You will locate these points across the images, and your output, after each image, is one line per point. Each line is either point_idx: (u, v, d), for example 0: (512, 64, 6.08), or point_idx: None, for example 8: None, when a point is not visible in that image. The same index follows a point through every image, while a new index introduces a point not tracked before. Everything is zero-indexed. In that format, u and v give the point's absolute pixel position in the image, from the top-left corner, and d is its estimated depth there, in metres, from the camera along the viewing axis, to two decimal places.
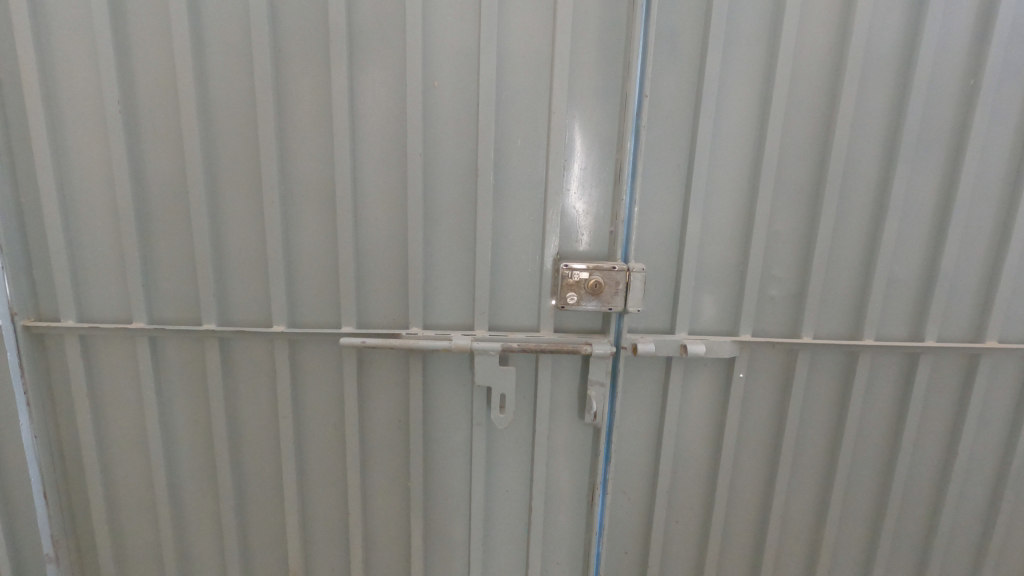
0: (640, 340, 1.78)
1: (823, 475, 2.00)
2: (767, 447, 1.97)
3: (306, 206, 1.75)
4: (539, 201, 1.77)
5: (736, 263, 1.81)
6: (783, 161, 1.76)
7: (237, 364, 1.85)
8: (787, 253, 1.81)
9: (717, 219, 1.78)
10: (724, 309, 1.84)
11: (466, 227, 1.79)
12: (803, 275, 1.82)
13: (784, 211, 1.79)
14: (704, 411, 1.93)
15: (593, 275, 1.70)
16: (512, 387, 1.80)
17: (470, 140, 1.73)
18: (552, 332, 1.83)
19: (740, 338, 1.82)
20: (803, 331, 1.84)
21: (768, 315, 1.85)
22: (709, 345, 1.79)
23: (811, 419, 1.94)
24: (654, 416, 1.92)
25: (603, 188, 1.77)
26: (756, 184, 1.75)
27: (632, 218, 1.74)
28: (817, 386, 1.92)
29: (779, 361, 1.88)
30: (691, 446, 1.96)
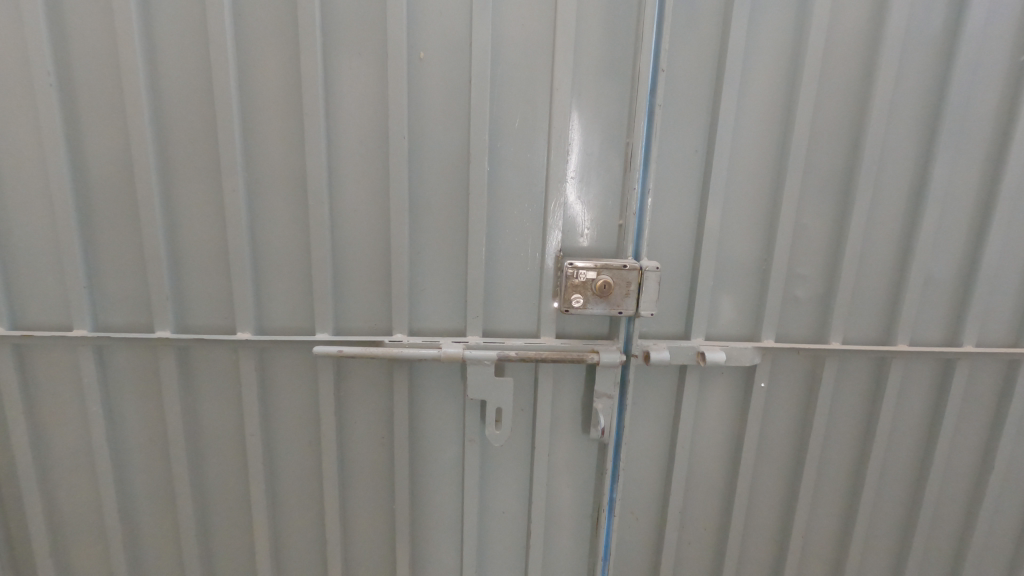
0: (652, 347, 1.59)
1: (848, 492, 1.83)
2: (788, 462, 1.79)
3: (275, 198, 1.54)
4: (539, 192, 1.57)
5: (758, 261, 1.63)
6: (813, 147, 1.57)
7: (198, 375, 1.64)
8: (815, 249, 1.63)
9: (738, 211, 1.60)
10: (744, 312, 1.66)
11: (457, 220, 1.58)
12: (831, 274, 1.65)
13: (812, 203, 1.60)
14: (721, 424, 1.75)
15: (601, 274, 1.50)
16: (509, 400, 1.60)
17: (462, 122, 1.53)
18: (554, 338, 1.63)
19: (762, 344, 1.64)
20: (831, 335, 1.66)
21: (792, 317, 1.68)
22: (729, 352, 1.61)
23: (837, 432, 1.77)
24: (666, 429, 1.74)
25: (611, 176, 1.58)
26: (782, 173, 1.57)
27: (644, 211, 1.54)
28: (844, 395, 1.74)
29: (803, 368, 1.71)
30: (705, 461, 1.77)
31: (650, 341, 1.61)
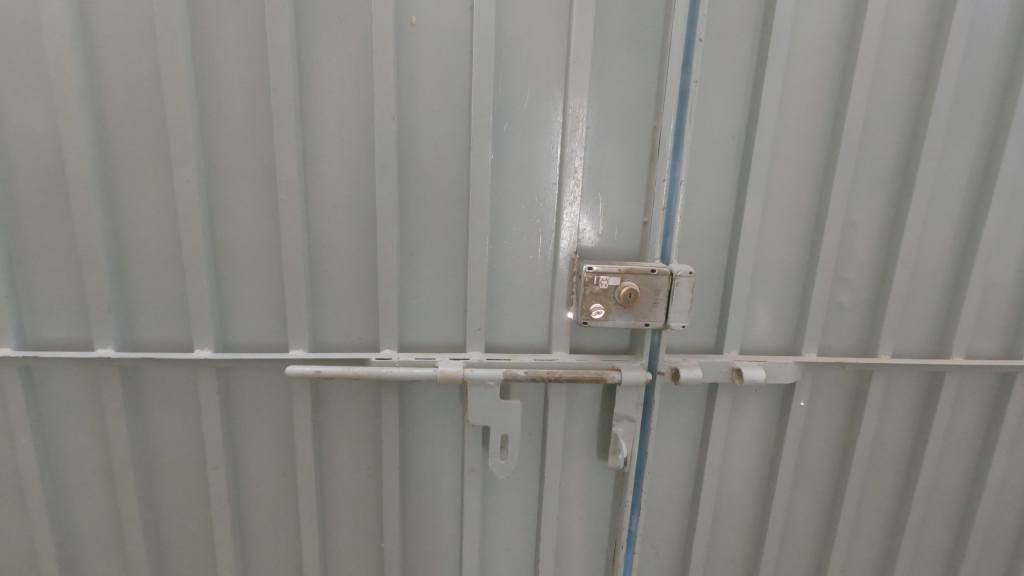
0: (682, 364, 1.38)
1: (890, 520, 1.64)
2: (826, 488, 1.60)
3: (239, 189, 1.29)
4: (551, 183, 1.35)
5: (800, 264, 1.43)
6: (866, 133, 1.37)
7: (150, 398, 1.39)
8: (863, 250, 1.43)
9: (778, 207, 1.39)
10: (783, 321, 1.46)
11: (455, 217, 1.35)
12: (880, 277, 1.45)
13: (863, 197, 1.41)
14: (753, 448, 1.55)
15: (626, 280, 1.28)
16: (516, 426, 1.38)
17: (461, 100, 1.30)
18: (568, 354, 1.41)
19: (805, 358, 1.44)
20: (881, 348, 1.47)
21: (836, 327, 1.48)
22: (768, 368, 1.41)
23: (881, 455, 1.58)
24: (691, 453, 1.54)
25: (635, 165, 1.36)
26: (831, 162, 1.36)
27: (673, 206, 1.33)
28: (890, 414, 1.55)
29: (846, 384, 1.52)
30: (736, 488, 1.57)
31: (678, 356, 1.40)
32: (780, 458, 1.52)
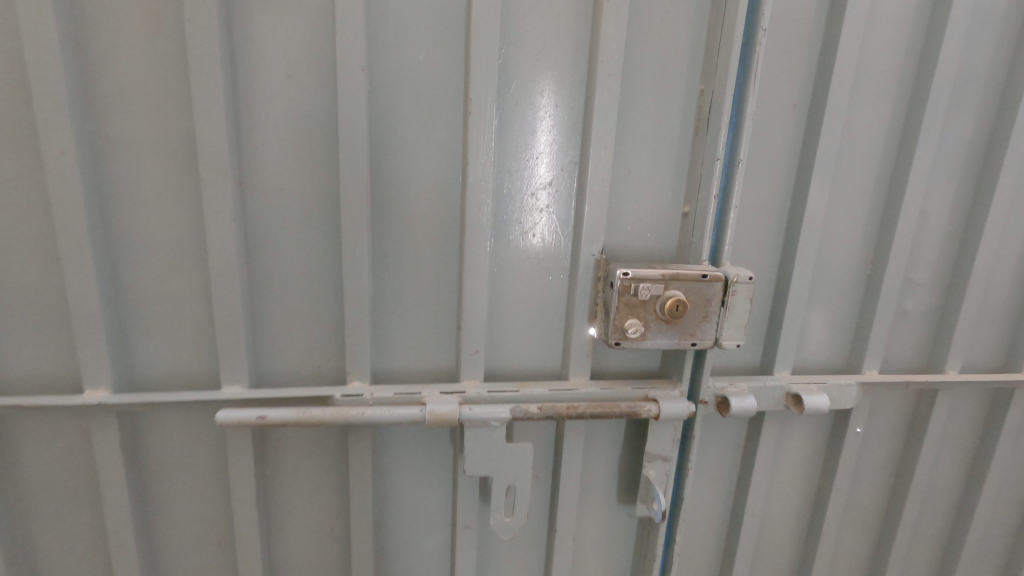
0: (730, 391, 1.11)
1: (939, 556, 1.44)
2: (875, 522, 1.37)
3: (144, 166, 0.92)
4: (570, 162, 1.05)
5: (862, 265, 1.18)
6: (949, 106, 1.13)
7: (23, 455, 1.01)
8: (933, 248, 1.20)
9: (843, 195, 1.14)
10: (839, 333, 1.22)
11: (446, 207, 1.03)
12: (948, 280, 1.23)
13: (939, 183, 1.17)
14: (796, 484, 1.30)
15: (671, 289, 1.00)
16: (525, 474, 1.08)
17: (456, 48, 0.97)
18: (589, 381, 1.12)
19: (868, 378, 1.19)
20: (949, 363, 1.24)
21: (897, 339, 1.24)
22: (828, 392, 1.16)
23: (936, 484, 1.37)
24: (728, 491, 1.28)
25: (676, 141, 1.07)
26: (909, 139, 1.11)
27: (724, 195, 1.05)
28: (949, 438, 1.34)
29: (905, 406, 1.29)
30: (776, 529, 1.33)
31: (725, 380, 1.12)
32: (830, 495, 1.28)
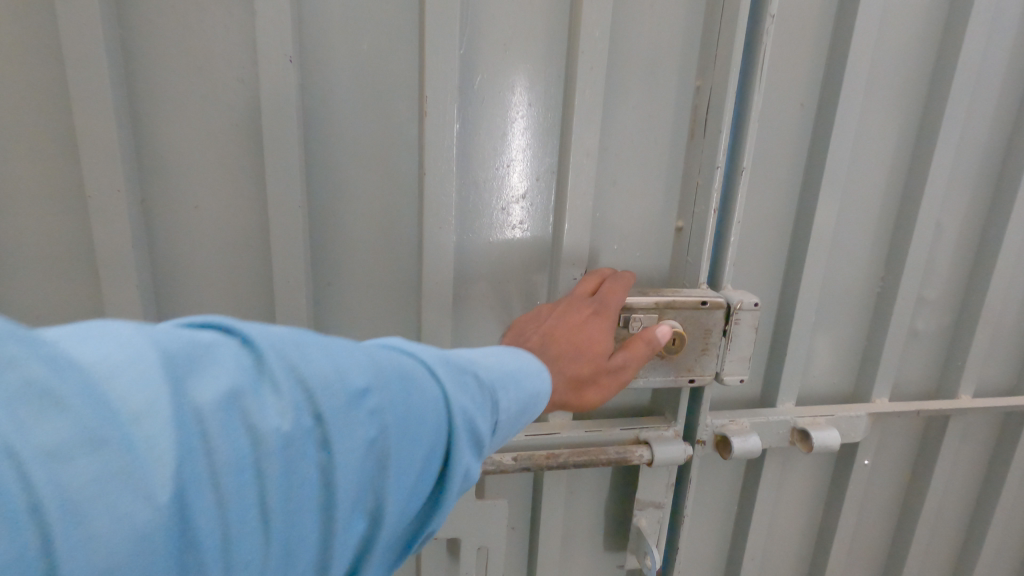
0: (731, 430, 0.98)
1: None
2: (880, 555, 1.27)
3: (18, 180, 0.74)
4: (548, 171, 0.90)
5: (870, 282, 1.06)
6: (971, 104, 1.00)
7: None
8: (946, 261, 1.08)
9: (853, 205, 1.01)
10: (845, 357, 1.10)
11: (400, 224, 0.87)
12: (961, 296, 1.12)
13: (956, 189, 1.05)
14: (798, 521, 1.18)
15: (665, 318, 0.86)
16: (499, 531, 0.94)
17: (407, 34, 0.80)
18: (571, 422, 0.97)
19: (878, 406, 1.08)
20: (962, 386, 1.13)
21: (906, 361, 1.13)
22: (837, 424, 1.04)
23: (943, 513, 1.26)
24: (727, 533, 1.15)
25: (668, 145, 0.92)
26: (926, 141, 0.98)
27: (722, 208, 0.92)
28: (958, 464, 1.24)
29: (913, 432, 1.18)
30: (777, 569, 1.21)
31: (724, 417, 0.99)
32: (836, 533, 1.17)
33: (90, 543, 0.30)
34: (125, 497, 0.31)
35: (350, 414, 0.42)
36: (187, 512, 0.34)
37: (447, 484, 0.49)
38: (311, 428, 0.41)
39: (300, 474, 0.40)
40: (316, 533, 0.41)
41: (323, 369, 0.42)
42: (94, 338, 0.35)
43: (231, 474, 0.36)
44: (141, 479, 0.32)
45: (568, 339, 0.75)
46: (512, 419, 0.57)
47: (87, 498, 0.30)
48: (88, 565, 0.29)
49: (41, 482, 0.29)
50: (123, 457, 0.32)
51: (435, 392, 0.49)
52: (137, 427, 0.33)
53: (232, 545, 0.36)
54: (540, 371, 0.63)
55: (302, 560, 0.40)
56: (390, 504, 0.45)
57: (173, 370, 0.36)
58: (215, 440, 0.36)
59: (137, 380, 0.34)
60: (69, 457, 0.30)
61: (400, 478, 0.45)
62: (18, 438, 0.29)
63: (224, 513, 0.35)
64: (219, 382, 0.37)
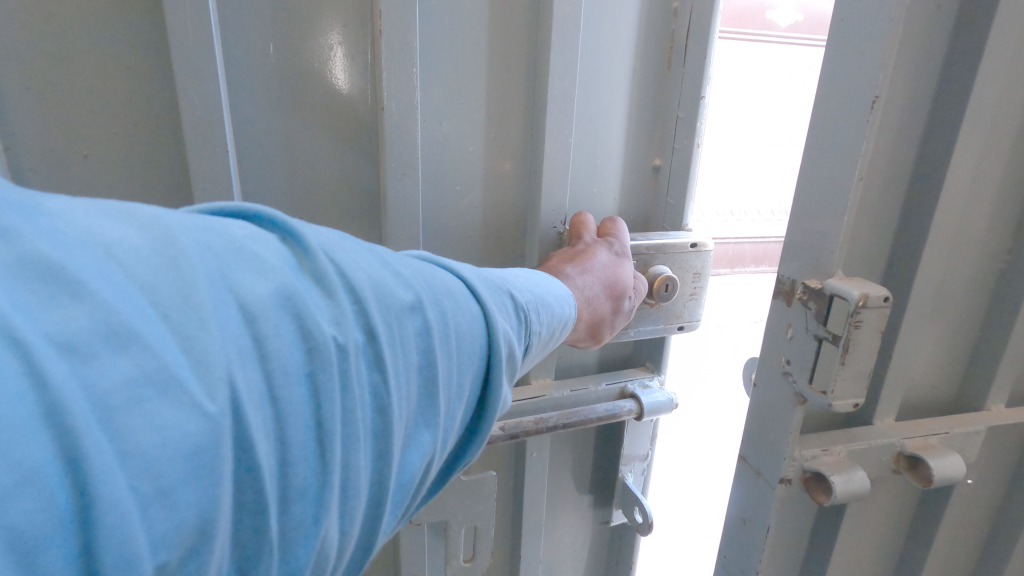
0: (826, 465, 0.68)
1: None
2: None
3: None
4: (520, 107, 0.79)
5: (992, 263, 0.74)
6: None
7: None
8: None
9: (993, 157, 0.66)
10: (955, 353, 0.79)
11: (355, 176, 0.74)
12: None
13: None
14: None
15: (655, 265, 0.81)
16: (491, 503, 0.87)
17: None
18: (555, 383, 0.91)
19: (999, 415, 0.77)
20: None
21: None
22: (955, 442, 0.74)
23: None
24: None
25: (668, 80, 0.85)
26: None
27: (817, 162, 0.63)
28: None
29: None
30: None
31: (815, 446, 0.69)
32: None
33: (139, 455, 0.25)
34: (176, 402, 0.27)
35: (396, 327, 0.39)
36: (243, 429, 0.30)
37: (491, 409, 0.47)
38: (364, 341, 0.37)
39: (356, 389, 0.36)
40: (368, 454, 0.37)
41: (372, 278, 0.39)
42: (118, 215, 0.30)
43: (287, 387, 0.32)
44: (193, 382, 0.28)
45: (600, 273, 0.67)
46: (541, 341, 0.55)
47: (121, 406, 0.25)
48: (137, 479, 0.25)
49: (77, 375, 0.24)
50: (167, 363, 0.27)
51: (474, 310, 0.46)
52: (180, 322, 0.28)
53: (290, 466, 0.32)
54: (567, 297, 0.59)
55: (358, 486, 0.37)
56: (436, 428, 0.42)
57: (214, 264, 0.31)
58: (271, 344, 0.32)
59: (174, 275, 0.29)
60: (106, 351, 0.25)
61: (445, 401, 0.43)
62: (41, 324, 0.24)
63: (281, 429, 0.32)
64: (266, 281, 0.33)
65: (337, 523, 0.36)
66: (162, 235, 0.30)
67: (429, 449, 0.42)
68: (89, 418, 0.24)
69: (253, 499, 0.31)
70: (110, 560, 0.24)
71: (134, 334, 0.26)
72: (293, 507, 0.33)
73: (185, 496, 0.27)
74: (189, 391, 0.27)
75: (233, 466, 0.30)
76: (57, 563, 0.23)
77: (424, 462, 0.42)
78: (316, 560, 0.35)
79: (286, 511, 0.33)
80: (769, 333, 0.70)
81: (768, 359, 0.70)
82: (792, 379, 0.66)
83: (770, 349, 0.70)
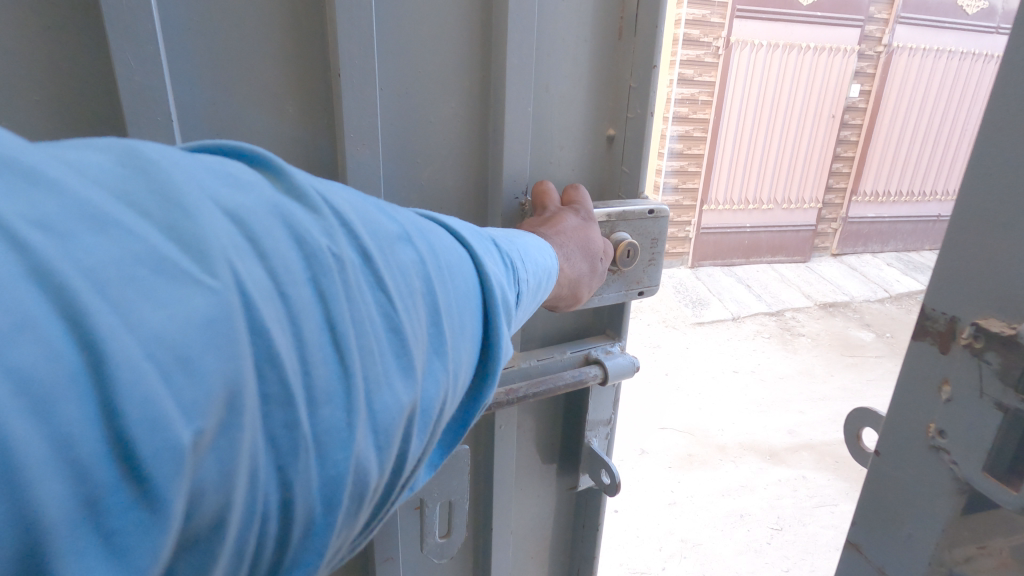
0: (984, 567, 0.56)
1: None
2: None
3: None
4: (477, 73, 0.77)
5: None
6: None
7: None
8: None
9: None
10: None
11: (311, 147, 0.69)
12: None
13: None
14: None
15: (618, 232, 0.83)
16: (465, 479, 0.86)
17: None
18: (521, 356, 0.91)
19: None
20: None
21: None
22: None
23: None
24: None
25: (621, 51, 0.86)
26: None
27: (991, 157, 0.51)
28: None
29: None
30: None
31: (968, 541, 0.57)
32: None
33: (145, 326, 0.25)
34: (175, 281, 0.27)
35: (391, 243, 0.39)
36: (257, 316, 0.29)
37: (497, 338, 0.46)
38: (362, 261, 0.36)
39: (363, 299, 0.35)
40: (393, 369, 0.37)
41: (356, 204, 0.39)
42: (78, 142, 0.30)
43: (293, 284, 0.32)
44: (192, 266, 0.28)
45: (575, 236, 0.68)
46: (531, 287, 0.54)
47: (114, 280, 0.25)
48: (149, 348, 0.25)
49: (61, 249, 0.24)
50: (157, 245, 0.27)
51: (458, 250, 0.46)
52: (166, 211, 0.28)
53: (310, 368, 0.32)
54: (545, 248, 0.60)
55: (387, 402, 0.36)
56: (447, 358, 0.41)
57: (196, 173, 0.31)
58: (269, 243, 0.31)
59: (149, 173, 0.29)
60: (85, 232, 0.25)
61: (450, 332, 0.42)
62: (19, 204, 0.24)
63: (296, 326, 0.31)
64: (253, 192, 0.33)
65: (370, 439, 0.35)
66: (127, 148, 0.30)
67: (443, 379, 0.41)
68: (82, 285, 0.24)
69: (279, 394, 0.30)
70: (133, 420, 0.24)
71: (113, 219, 0.27)
72: (322, 409, 0.32)
73: (207, 366, 0.27)
74: (185, 270, 0.27)
75: (255, 356, 0.29)
76: (74, 419, 0.23)
77: (441, 392, 0.41)
78: (357, 469, 0.34)
79: (314, 415, 0.32)
80: (916, 391, 0.58)
81: (909, 426, 0.59)
82: (949, 458, 0.55)
83: (917, 412, 0.58)
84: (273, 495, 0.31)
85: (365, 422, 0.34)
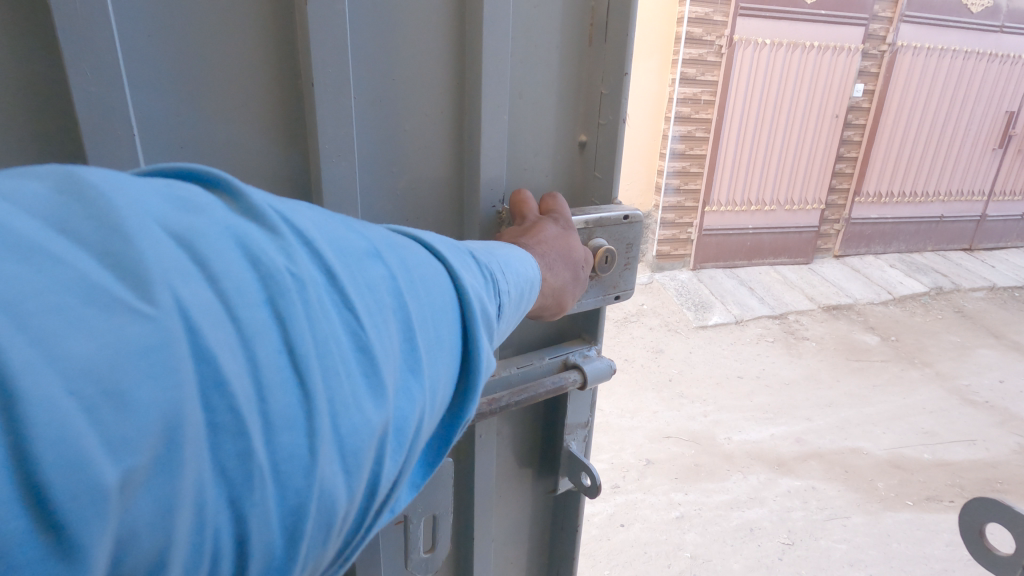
0: None
1: None
2: None
3: None
4: (448, 82, 0.76)
5: None
6: None
7: None
8: None
9: None
10: None
11: (282, 157, 0.69)
12: None
13: None
14: None
15: (594, 238, 0.83)
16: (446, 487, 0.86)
17: None
18: (502, 369, 0.91)
19: None
20: None
21: None
22: None
23: None
24: None
25: (593, 57, 0.87)
26: None
27: None
28: None
29: None
30: None
31: None
32: None
33: (74, 358, 0.25)
34: (109, 312, 0.27)
35: (358, 263, 0.39)
36: (201, 344, 0.29)
37: (479, 354, 0.46)
38: (327, 280, 0.36)
39: (327, 320, 0.35)
40: (364, 393, 0.36)
41: (322, 223, 0.39)
42: (26, 175, 0.31)
43: (247, 308, 0.31)
44: (127, 294, 0.28)
45: (557, 244, 0.68)
46: (513, 297, 0.55)
47: (43, 313, 0.25)
48: (74, 382, 0.25)
49: None
50: (90, 274, 0.27)
51: (436, 265, 0.46)
52: (101, 240, 0.28)
53: (266, 394, 0.31)
54: (527, 258, 0.60)
55: (356, 426, 0.35)
56: (423, 376, 0.41)
57: (147, 199, 0.31)
58: (219, 267, 0.31)
59: (88, 202, 0.29)
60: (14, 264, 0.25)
61: (427, 349, 0.42)
62: None
63: (250, 352, 0.31)
64: (207, 216, 0.33)
65: (334, 464, 0.35)
66: (71, 178, 0.30)
67: (422, 395, 0.41)
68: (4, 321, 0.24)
69: (231, 422, 0.30)
70: (54, 459, 0.24)
71: (45, 250, 0.27)
72: (280, 436, 0.32)
73: (141, 398, 0.27)
74: (119, 299, 0.27)
75: (201, 384, 0.29)
76: None
77: (419, 409, 0.41)
78: (321, 496, 0.34)
79: (270, 443, 0.31)
80: None
81: None
82: None
83: None
84: (226, 528, 0.30)
85: (330, 447, 0.34)
